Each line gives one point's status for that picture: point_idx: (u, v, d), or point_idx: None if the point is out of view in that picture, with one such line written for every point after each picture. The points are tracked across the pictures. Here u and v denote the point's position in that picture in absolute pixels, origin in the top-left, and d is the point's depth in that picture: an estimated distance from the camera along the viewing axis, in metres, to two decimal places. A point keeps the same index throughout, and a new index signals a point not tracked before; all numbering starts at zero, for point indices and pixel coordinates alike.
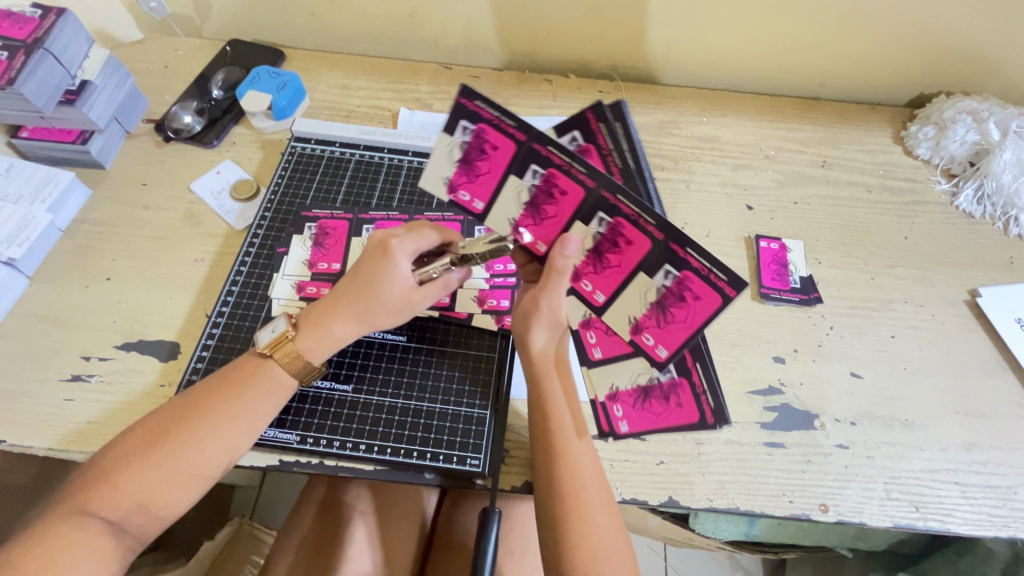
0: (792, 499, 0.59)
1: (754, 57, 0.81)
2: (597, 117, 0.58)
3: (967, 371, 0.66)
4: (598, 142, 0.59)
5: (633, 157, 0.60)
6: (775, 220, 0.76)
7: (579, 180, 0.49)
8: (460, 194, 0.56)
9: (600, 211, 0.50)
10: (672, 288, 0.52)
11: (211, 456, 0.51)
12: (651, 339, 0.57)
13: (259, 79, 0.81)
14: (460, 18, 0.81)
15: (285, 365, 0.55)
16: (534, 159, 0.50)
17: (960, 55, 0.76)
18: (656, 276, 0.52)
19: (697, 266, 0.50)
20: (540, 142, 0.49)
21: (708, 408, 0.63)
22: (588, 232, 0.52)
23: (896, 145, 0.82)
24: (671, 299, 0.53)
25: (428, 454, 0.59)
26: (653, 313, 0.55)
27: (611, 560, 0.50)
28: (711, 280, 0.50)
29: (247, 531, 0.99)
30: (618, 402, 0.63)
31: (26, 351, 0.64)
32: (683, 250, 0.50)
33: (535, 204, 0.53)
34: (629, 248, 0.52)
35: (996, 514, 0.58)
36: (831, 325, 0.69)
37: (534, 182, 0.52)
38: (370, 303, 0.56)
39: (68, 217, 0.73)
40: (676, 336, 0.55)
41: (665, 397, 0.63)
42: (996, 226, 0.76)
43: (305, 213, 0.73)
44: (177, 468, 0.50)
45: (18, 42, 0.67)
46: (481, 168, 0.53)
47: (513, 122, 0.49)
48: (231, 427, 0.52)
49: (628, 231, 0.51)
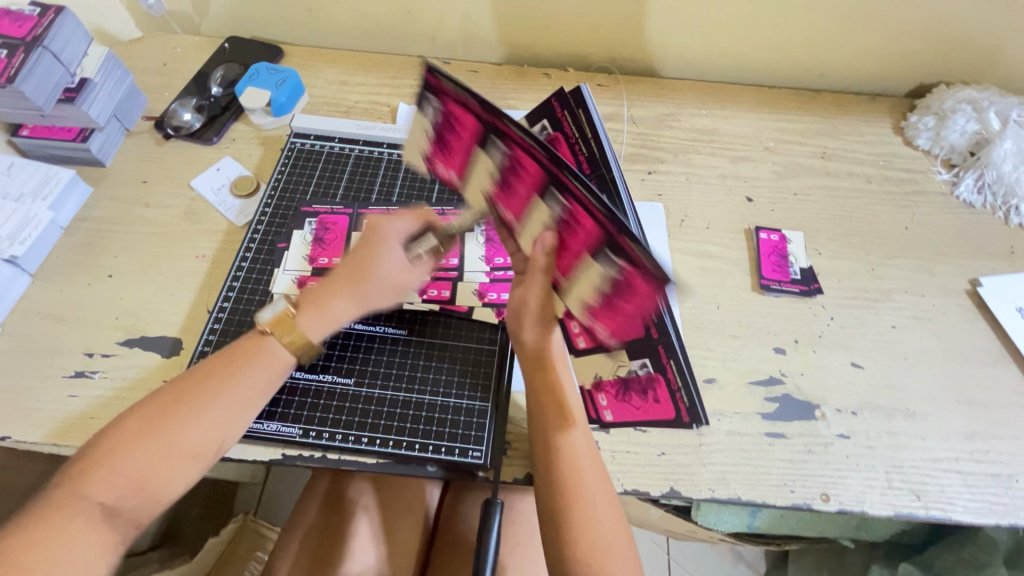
0: (794, 488, 0.59)
1: (753, 48, 0.81)
2: (563, 105, 0.60)
3: (968, 360, 0.66)
4: (565, 131, 0.60)
5: (597, 143, 0.57)
6: (775, 211, 0.76)
7: (592, 215, 0.44)
8: (438, 167, 0.61)
9: (552, 189, 0.47)
10: (617, 276, 0.47)
11: (208, 435, 0.51)
12: (603, 327, 0.54)
13: (258, 76, 0.81)
14: (458, 13, 0.81)
15: (281, 338, 0.56)
16: (553, 182, 0.47)
17: (960, 44, 0.76)
18: (601, 262, 0.47)
19: (629, 251, 0.44)
20: (560, 169, 0.45)
21: (684, 407, 0.62)
22: (597, 266, 0.48)
23: (896, 135, 0.82)
24: (609, 289, 0.49)
25: (429, 446, 0.59)
26: (598, 301, 0.51)
27: (612, 549, 0.51)
28: (649, 274, 0.44)
29: (252, 527, 0.99)
30: (602, 392, 0.63)
31: (29, 349, 0.65)
32: (621, 235, 0.43)
33: (504, 181, 0.52)
34: (636, 295, 0.47)
35: (998, 502, 0.58)
36: (832, 316, 0.69)
37: (557, 209, 0.48)
38: (366, 281, 0.58)
39: (70, 214, 0.74)
40: (618, 324, 0.51)
41: (643, 391, 0.62)
42: (997, 215, 0.75)
43: (305, 208, 0.73)
44: (176, 448, 0.50)
45: (17, 41, 0.67)
46: (454, 144, 0.56)
47: (466, 90, 0.49)
48: (228, 405, 0.52)
49: (582, 218, 0.46)
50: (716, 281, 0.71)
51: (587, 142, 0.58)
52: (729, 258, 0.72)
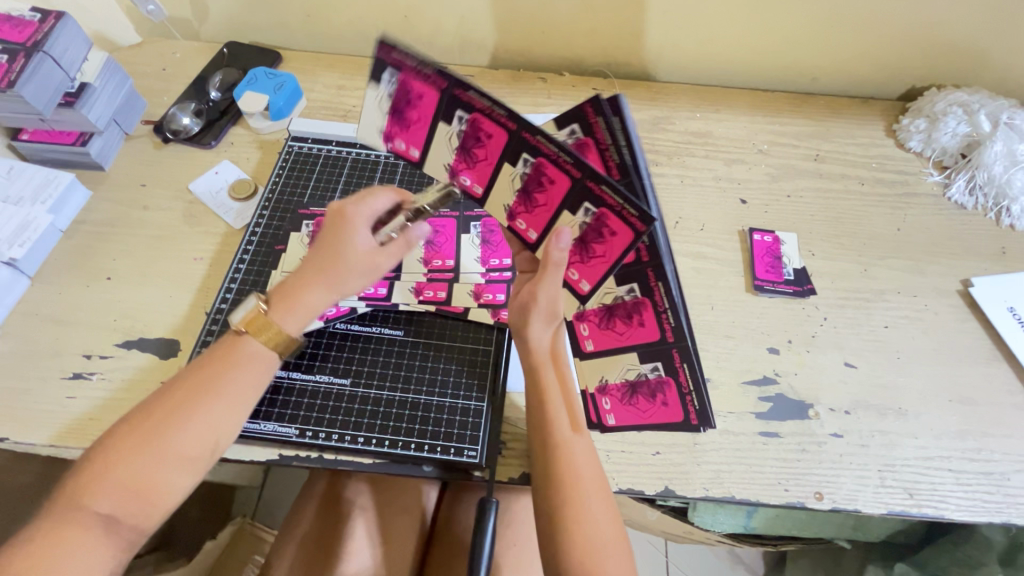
0: (787, 487, 0.60)
1: (746, 53, 0.82)
2: (595, 110, 0.56)
3: (960, 359, 0.67)
4: (596, 136, 0.58)
5: (630, 151, 0.55)
6: (769, 213, 0.77)
7: (564, 169, 0.50)
8: (397, 142, 0.60)
9: (586, 202, 0.51)
10: (591, 224, 0.52)
11: (202, 439, 0.51)
12: (586, 330, 0.61)
13: (256, 81, 0.82)
14: (454, 18, 0.81)
15: (259, 335, 0.54)
16: (524, 148, 0.52)
17: (950, 48, 0.77)
18: (623, 286, 0.55)
19: (611, 204, 0.49)
20: (529, 132, 0.50)
21: (694, 410, 0.60)
22: (574, 220, 0.53)
23: (888, 138, 0.83)
24: (621, 313, 0.57)
25: (425, 446, 0.60)
26: (601, 313, 0.59)
27: (607, 548, 0.51)
28: (624, 215, 0.49)
29: (248, 531, 0.99)
30: (607, 396, 0.62)
31: (28, 350, 0.65)
32: (600, 187, 0.49)
33: (466, 148, 0.56)
34: (613, 239, 0.51)
35: (990, 500, 0.59)
36: (825, 316, 0.69)
37: (525, 170, 0.53)
38: (336, 266, 0.55)
39: (69, 217, 0.74)
40: (609, 340, 0.60)
41: (652, 394, 0.60)
42: (988, 216, 0.76)
43: (302, 211, 0.74)
44: (170, 454, 0.49)
45: (18, 46, 0.68)
46: (412, 117, 0.57)
47: (431, 70, 0.52)
48: (217, 409, 0.52)
49: (612, 223, 0.50)
50: (711, 281, 0.72)
51: (619, 148, 0.56)
52: (723, 260, 0.73)
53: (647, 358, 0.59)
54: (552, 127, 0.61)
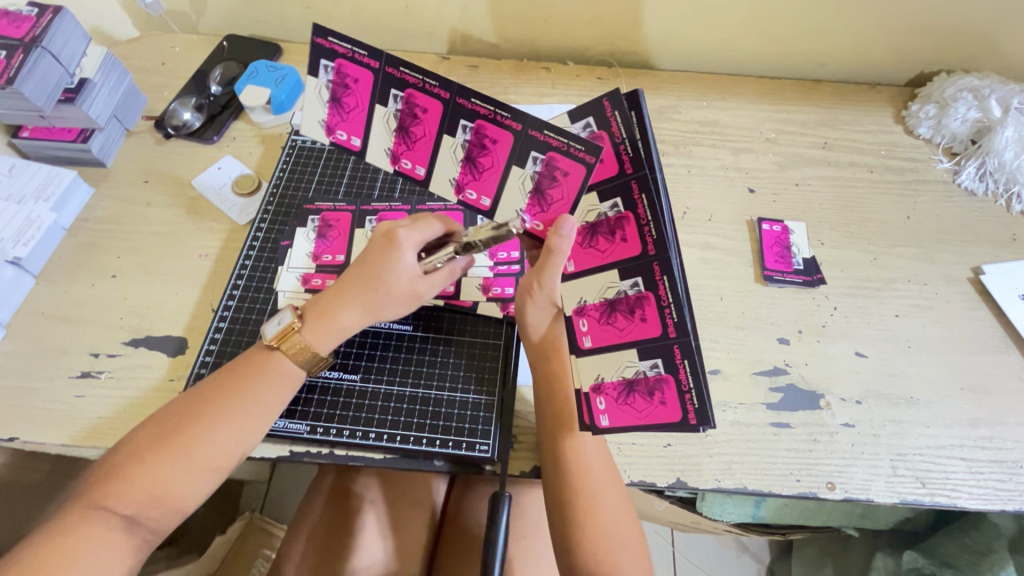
0: (799, 477, 0.60)
1: (753, 41, 0.81)
2: (613, 104, 0.49)
3: (971, 346, 0.66)
4: (611, 131, 0.50)
5: (644, 144, 0.49)
6: (777, 202, 0.76)
7: (579, 158, 0.49)
8: (339, 134, 0.57)
9: (617, 198, 0.51)
10: (610, 219, 0.52)
11: (224, 448, 0.51)
12: (584, 325, 0.54)
13: (257, 74, 0.81)
14: (456, 8, 0.80)
15: (293, 355, 0.56)
16: (462, 114, 0.51)
17: (960, 32, 0.76)
18: (625, 280, 0.52)
19: (641, 215, 0.51)
20: (464, 98, 0.50)
21: (691, 407, 0.51)
22: (525, 173, 0.51)
23: (897, 124, 0.82)
24: (623, 307, 0.53)
25: (437, 441, 0.59)
26: (602, 306, 0.54)
27: (619, 541, 0.53)
28: (572, 153, 0.49)
29: (259, 525, 1.01)
30: (602, 394, 0.54)
31: (35, 350, 0.65)
32: (642, 193, 0.50)
33: (404, 128, 0.54)
34: (621, 244, 0.52)
35: (1002, 488, 0.59)
36: (835, 306, 0.69)
37: (464, 137, 0.52)
38: (378, 294, 0.58)
39: (71, 215, 0.74)
40: (608, 336, 0.54)
41: (650, 392, 0.52)
42: (999, 203, 0.76)
43: (307, 206, 0.73)
44: (195, 464, 0.50)
45: (16, 41, 0.67)
46: (350, 103, 0.55)
47: (367, 51, 0.52)
48: (241, 419, 0.52)
49: (629, 229, 0.52)
50: (719, 272, 0.71)
51: (635, 142, 0.49)
52: (730, 250, 0.72)
53: (646, 354, 0.52)
54: (560, 120, 0.52)
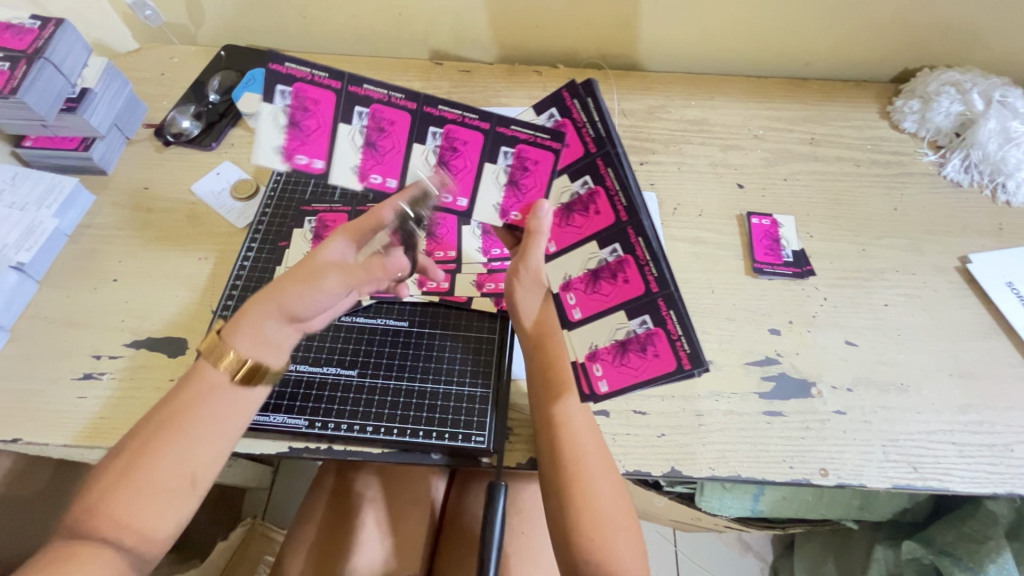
0: (793, 464, 0.60)
1: (740, 41, 0.83)
2: (572, 94, 0.54)
3: (960, 334, 0.67)
4: (572, 118, 0.55)
5: (604, 124, 0.53)
6: (766, 196, 0.77)
7: (545, 146, 0.55)
8: (297, 158, 0.56)
9: (587, 175, 0.56)
10: (583, 197, 0.57)
11: (183, 464, 0.46)
12: (573, 299, 0.61)
13: (254, 82, 0.83)
14: (449, 15, 0.82)
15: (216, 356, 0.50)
16: (430, 122, 0.55)
17: (942, 28, 0.77)
18: (604, 248, 0.58)
19: (609, 187, 0.55)
20: (431, 104, 0.54)
21: (683, 353, 0.58)
22: (497, 167, 0.57)
23: (882, 120, 0.83)
24: (605, 275, 0.59)
25: (433, 434, 0.60)
26: (586, 278, 0.60)
27: (615, 527, 0.52)
28: (539, 142, 0.55)
29: (260, 531, 0.99)
30: (598, 361, 0.61)
31: (39, 353, 0.66)
32: (608, 168, 0.55)
33: (372, 143, 0.56)
34: (596, 217, 0.57)
35: (993, 471, 0.59)
36: (825, 297, 0.70)
37: (435, 143, 0.56)
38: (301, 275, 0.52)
39: (74, 221, 0.75)
40: (595, 305, 0.60)
41: (642, 349, 0.59)
42: (984, 194, 0.77)
43: (305, 207, 0.75)
44: (153, 485, 0.45)
45: (19, 53, 0.69)
46: (310, 125, 0.55)
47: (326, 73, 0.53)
48: (183, 443, 0.46)
49: (600, 202, 0.57)
50: (710, 265, 0.72)
51: (596, 124, 0.54)
52: (720, 244, 0.74)
53: (634, 314, 0.59)
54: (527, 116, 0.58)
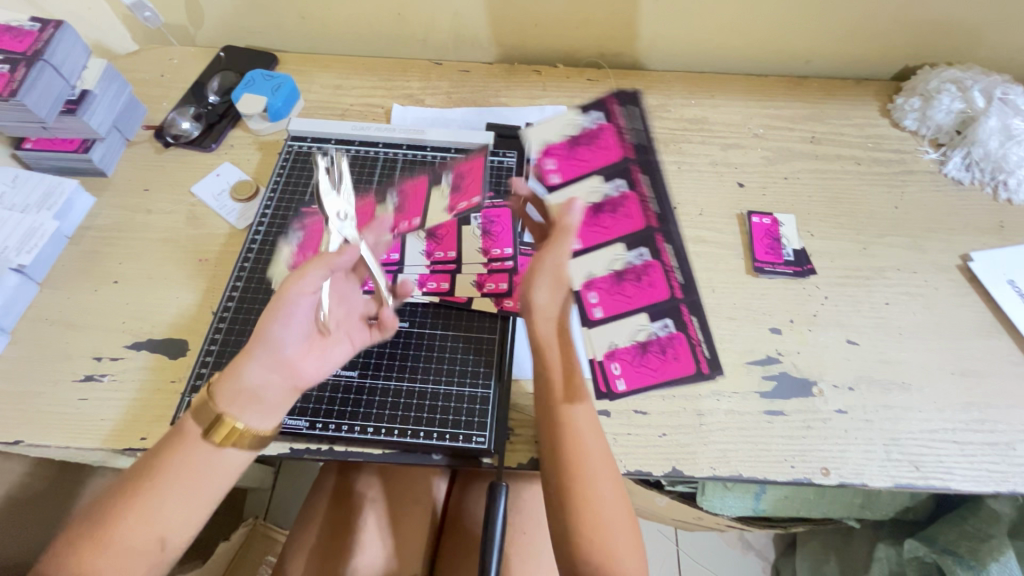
0: (794, 464, 0.60)
1: (739, 40, 0.83)
2: (617, 101, 0.78)
3: (961, 332, 0.67)
4: (615, 121, 0.77)
5: (638, 134, 0.77)
6: (767, 195, 0.77)
7: None
8: None
9: (619, 178, 0.75)
10: (615, 197, 0.74)
11: (157, 523, 0.45)
12: (595, 298, 0.69)
13: (253, 83, 0.83)
14: (448, 15, 0.82)
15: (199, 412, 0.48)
16: None
17: (942, 26, 0.77)
18: (631, 250, 0.71)
19: (640, 192, 0.75)
20: None
21: (704, 358, 0.66)
22: None
23: (883, 118, 0.83)
24: (631, 276, 0.70)
25: (434, 434, 0.60)
26: (610, 277, 0.70)
27: (614, 528, 0.52)
28: None
29: (262, 531, 0.99)
30: (616, 361, 0.65)
31: (40, 355, 0.66)
32: (639, 173, 0.76)
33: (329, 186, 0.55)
34: (625, 218, 0.73)
35: (996, 470, 0.59)
36: (826, 295, 0.70)
37: None
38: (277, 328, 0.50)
39: (74, 223, 0.75)
40: (617, 305, 0.68)
41: (662, 350, 0.66)
42: (986, 191, 0.77)
43: (306, 209, 0.74)
44: (125, 542, 0.44)
45: (19, 55, 0.69)
46: None
47: None
48: (156, 500, 0.45)
49: (631, 207, 0.74)
50: (711, 264, 0.72)
51: (632, 133, 0.77)
52: (720, 243, 0.74)
53: (657, 317, 0.67)
54: (572, 116, 0.77)
